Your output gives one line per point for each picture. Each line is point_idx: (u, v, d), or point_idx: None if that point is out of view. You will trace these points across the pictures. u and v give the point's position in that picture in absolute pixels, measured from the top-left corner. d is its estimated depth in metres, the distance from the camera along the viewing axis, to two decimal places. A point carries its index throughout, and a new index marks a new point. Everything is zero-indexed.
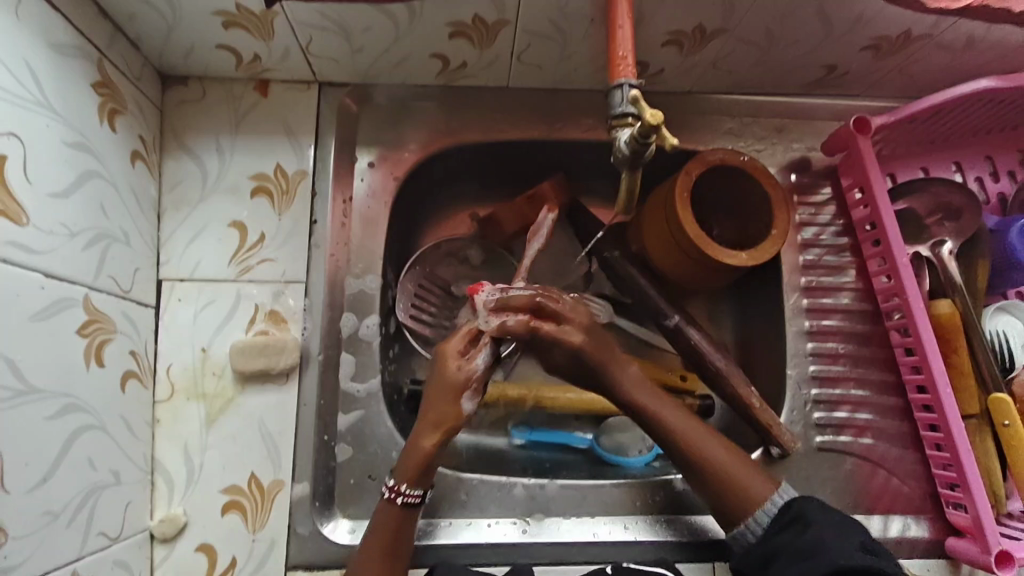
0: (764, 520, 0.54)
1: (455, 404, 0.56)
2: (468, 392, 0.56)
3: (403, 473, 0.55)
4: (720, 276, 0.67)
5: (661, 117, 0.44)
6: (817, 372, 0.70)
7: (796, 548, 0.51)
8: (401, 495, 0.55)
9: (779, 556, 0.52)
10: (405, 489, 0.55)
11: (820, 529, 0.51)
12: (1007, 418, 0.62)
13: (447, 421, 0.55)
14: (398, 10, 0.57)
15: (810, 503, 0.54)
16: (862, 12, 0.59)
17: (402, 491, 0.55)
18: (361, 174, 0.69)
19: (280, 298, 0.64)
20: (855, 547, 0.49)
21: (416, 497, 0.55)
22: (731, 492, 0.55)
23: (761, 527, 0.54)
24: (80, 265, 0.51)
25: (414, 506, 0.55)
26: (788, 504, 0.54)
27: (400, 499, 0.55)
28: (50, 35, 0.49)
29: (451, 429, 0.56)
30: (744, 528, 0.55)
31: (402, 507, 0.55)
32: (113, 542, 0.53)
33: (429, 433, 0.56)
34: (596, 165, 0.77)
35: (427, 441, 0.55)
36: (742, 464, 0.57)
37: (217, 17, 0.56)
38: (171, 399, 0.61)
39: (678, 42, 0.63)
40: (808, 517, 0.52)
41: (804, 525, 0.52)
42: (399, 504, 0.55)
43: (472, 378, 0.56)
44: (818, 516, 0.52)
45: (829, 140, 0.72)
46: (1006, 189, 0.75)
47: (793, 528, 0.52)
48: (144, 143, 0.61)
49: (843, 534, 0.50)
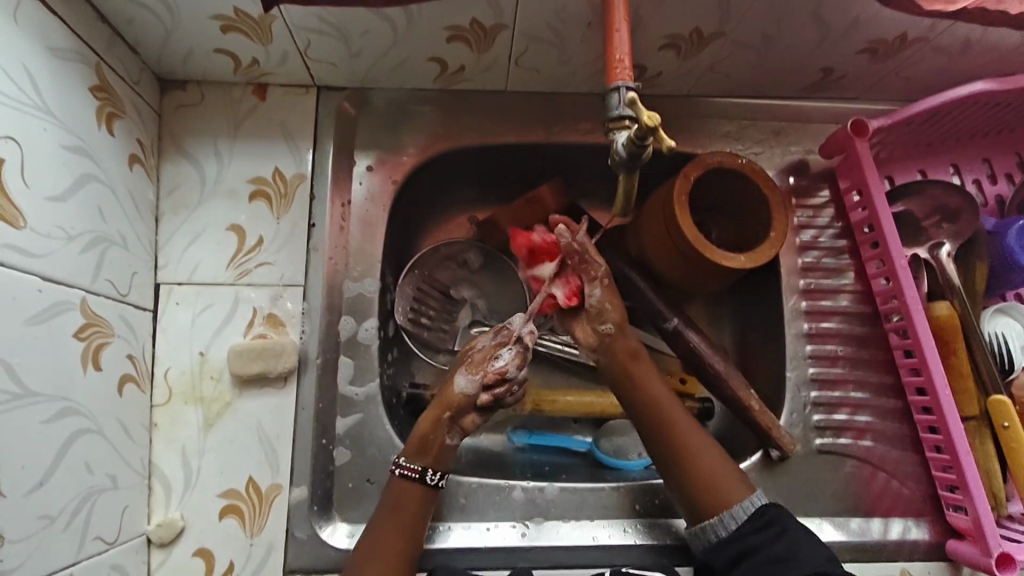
0: (740, 518, 0.55)
1: (455, 380, 0.61)
2: (464, 367, 0.61)
3: (408, 446, 0.59)
4: (715, 279, 0.67)
5: (658, 119, 0.44)
6: (816, 374, 0.70)
7: (769, 551, 0.51)
8: (399, 467, 0.58)
9: (750, 555, 0.52)
10: (403, 461, 0.58)
11: (794, 536, 0.52)
12: (1007, 419, 0.62)
13: (445, 395, 0.60)
14: (396, 14, 0.57)
15: (784, 511, 0.55)
16: (859, 15, 0.59)
17: (400, 463, 0.58)
18: (359, 178, 0.69)
19: (279, 301, 0.64)
20: (822, 557, 0.50)
21: (416, 472, 0.58)
22: (712, 494, 0.56)
23: (734, 523, 0.55)
24: (77, 268, 0.51)
25: (413, 481, 0.58)
26: (763, 508, 0.55)
27: (397, 471, 0.58)
28: (49, 39, 0.49)
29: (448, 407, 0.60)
30: (715, 523, 0.55)
31: (396, 479, 0.58)
32: (109, 547, 0.53)
33: (433, 409, 0.60)
34: (595, 168, 0.77)
35: (426, 412, 0.60)
36: (727, 470, 0.58)
37: (215, 21, 0.56)
38: (168, 402, 0.60)
39: (676, 46, 0.63)
40: (783, 521, 0.53)
41: (780, 530, 0.53)
42: (394, 475, 0.58)
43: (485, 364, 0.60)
44: (792, 523, 0.53)
45: (827, 142, 0.72)
46: (1003, 192, 0.75)
47: (767, 530, 0.53)
48: (142, 147, 0.61)
49: (814, 542, 0.52)
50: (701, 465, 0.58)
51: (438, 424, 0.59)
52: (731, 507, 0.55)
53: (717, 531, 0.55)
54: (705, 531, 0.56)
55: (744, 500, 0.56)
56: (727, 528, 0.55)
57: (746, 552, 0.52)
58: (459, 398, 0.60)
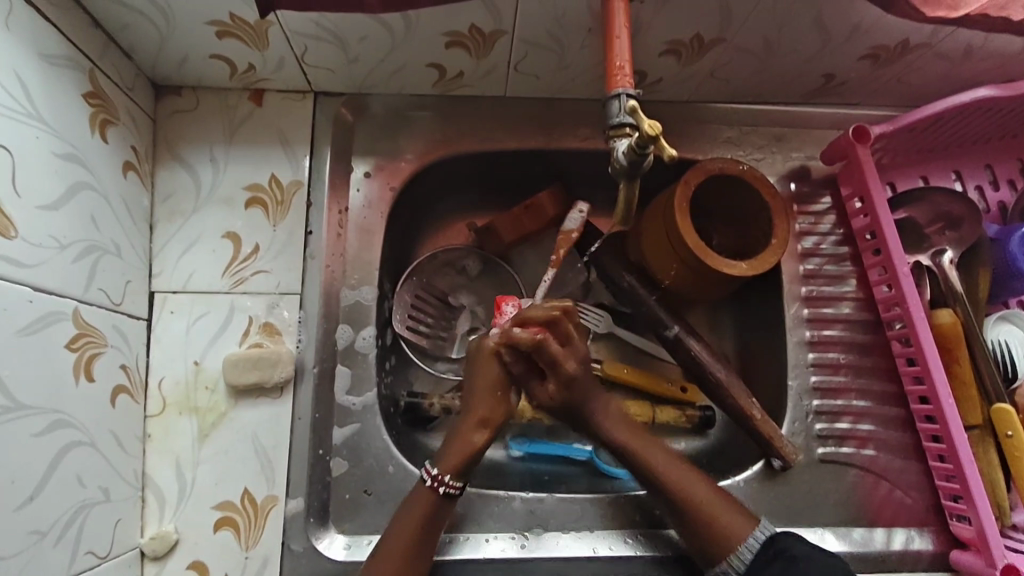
0: (748, 556, 0.54)
1: (501, 400, 0.59)
2: (510, 385, 0.60)
3: (446, 462, 0.56)
4: (716, 287, 0.67)
5: (659, 128, 0.43)
6: (818, 383, 0.69)
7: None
8: (444, 485, 0.55)
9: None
10: (448, 478, 0.55)
11: (806, 563, 0.51)
12: (1011, 427, 0.61)
13: (493, 416, 0.58)
14: (394, 20, 0.56)
15: (794, 538, 0.54)
16: (860, 21, 0.59)
17: (444, 480, 0.55)
18: (357, 184, 0.68)
19: (275, 310, 0.63)
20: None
21: (457, 488, 0.56)
22: (718, 531, 0.55)
23: (746, 563, 0.54)
24: (69, 277, 0.50)
25: (454, 497, 0.56)
26: (771, 540, 0.54)
27: (442, 488, 0.55)
28: (41, 45, 0.48)
29: (495, 425, 0.58)
30: (728, 565, 0.55)
31: (441, 497, 0.55)
32: (102, 561, 0.52)
33: (476, 429, 0.57)
34: (594, 175, 0.76)
35: (475, 437, 0.57)
36: (726, 505, 0.57)
37: (211, 26, 0.55)
38: (162, 413, 0.60)
39: (676, 52, 0.63)
40: (792, 551, 0.52)
41: (789, 559, 0.52)
42: (439, 493, 0.55)
43: (512, 376, 0.60)
44: (802, 549, 0.52)
45: (828, 149, 0.71)
46: (1005, 198, 0.75)
47: (775, 564, 0.52)
48: (136, 154, 0.60)
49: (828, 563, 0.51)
50: (705, 506, 0.56)
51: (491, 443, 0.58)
52: (741, 546, 0.54)
53: (730, 574, 0.54)
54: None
55: (750, 537, 0.55)
56: (739, 570, 0.54)
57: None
58: (502, 414, 0.59)
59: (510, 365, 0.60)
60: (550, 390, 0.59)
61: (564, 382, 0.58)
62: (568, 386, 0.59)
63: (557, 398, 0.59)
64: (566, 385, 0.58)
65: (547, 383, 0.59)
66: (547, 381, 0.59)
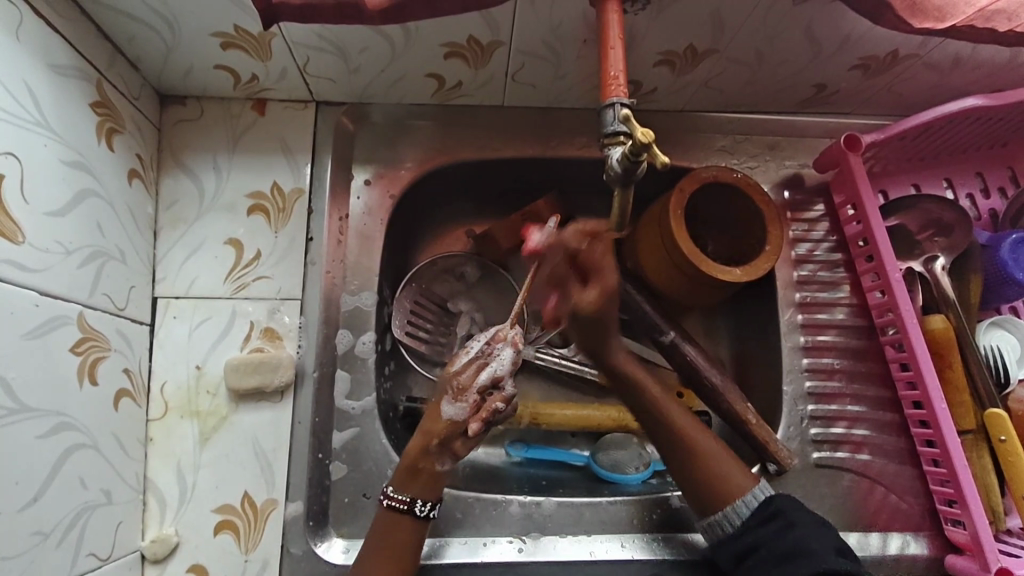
0: (744, 512, 0.55)
1: (438, 407, 0.57)
2: (450, 394, 0.57)
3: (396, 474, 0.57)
4: (712, 293, 0.68)
5: (652, 135, 0.43)
6: (813, 389, 0.70)
7: (773, 547, 0.51)
8: (387, 497, 0.56)
9: (757, 549, 0.52)
10: (390, 490, 0.56)
11: (800, 529, 0.51)
12: (1004, 433, 0.61)
13: (428, 426, 0.57)
14: (393, 32, 0.57)
15: (792, 503, 0.54)
16: (850, 32, 0.60)
17: (388, 492, 0.56)
18: (357, 192, 0.69)
19: (275, 315, 0.64)
20: (831, 549, 0.49)
21: (404, 503, 0.55)
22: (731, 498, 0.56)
23: (740, 518, 0.55)
24: (74, 282, 0.51)
25: (403, 512, 0.55)
26: (768, 501, 0.55)
27: (385, 501, 0.56)
28: (51, 57, 0.49)
29: (431, 436, 0.56)
30: (722, 518, 0.56)
31: (384, 509, 0.56)
32: (103, 563, 0.53)
33: (418, 435, 0.57)
34: (590, 184, 0.77)
35: (414, 440, 0.57)
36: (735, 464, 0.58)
37: (216, 38, 0.57)
38: (164, 416, 0.60)
39: (670, 62, 0.64)
40: (789, 514, 0.53)
41: (786, 522, 0.52)
42: (383, 506, 0.56)
43: (454, 380, 0.57)
44: (799, 515, 0.53)
45: (820, 157, 0.73)
46: (996, 206, 0.76)
47: (774, 522, 0.53)
48: (141, 162, 0.62)
49: (823, 532, 0.51)
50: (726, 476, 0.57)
51: (428, 451, 0.56)
52: (739, 499, 0.55)
53: (725, 526, 0.55)
54: (713, 526, 0.56)
55: (753, 490, 0.56)
56: (733, 523, 0.55)
57: (755, 548, 0.52)
58: (444, 425, 0.56)
59: (460, 372, 0.57)
60: (590, 295, 0.51)
61: (606, 293, 0.50)
62: (609, 298, 0.51)
63: (595, 306, 0.51)
64: (606, 295, 0.50)
65: (587, 289, 0.51)
66: (587, 288, 0.51)
